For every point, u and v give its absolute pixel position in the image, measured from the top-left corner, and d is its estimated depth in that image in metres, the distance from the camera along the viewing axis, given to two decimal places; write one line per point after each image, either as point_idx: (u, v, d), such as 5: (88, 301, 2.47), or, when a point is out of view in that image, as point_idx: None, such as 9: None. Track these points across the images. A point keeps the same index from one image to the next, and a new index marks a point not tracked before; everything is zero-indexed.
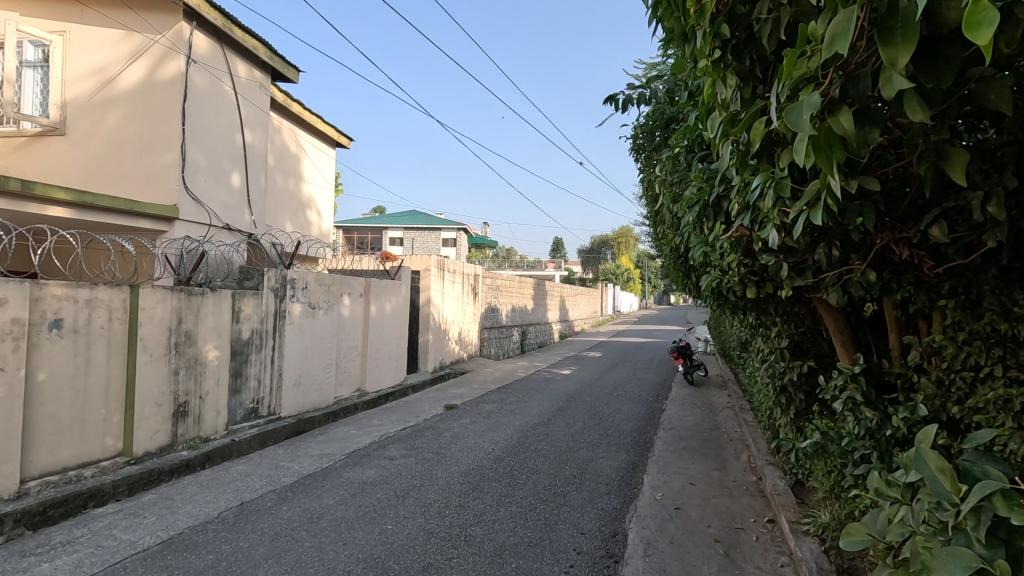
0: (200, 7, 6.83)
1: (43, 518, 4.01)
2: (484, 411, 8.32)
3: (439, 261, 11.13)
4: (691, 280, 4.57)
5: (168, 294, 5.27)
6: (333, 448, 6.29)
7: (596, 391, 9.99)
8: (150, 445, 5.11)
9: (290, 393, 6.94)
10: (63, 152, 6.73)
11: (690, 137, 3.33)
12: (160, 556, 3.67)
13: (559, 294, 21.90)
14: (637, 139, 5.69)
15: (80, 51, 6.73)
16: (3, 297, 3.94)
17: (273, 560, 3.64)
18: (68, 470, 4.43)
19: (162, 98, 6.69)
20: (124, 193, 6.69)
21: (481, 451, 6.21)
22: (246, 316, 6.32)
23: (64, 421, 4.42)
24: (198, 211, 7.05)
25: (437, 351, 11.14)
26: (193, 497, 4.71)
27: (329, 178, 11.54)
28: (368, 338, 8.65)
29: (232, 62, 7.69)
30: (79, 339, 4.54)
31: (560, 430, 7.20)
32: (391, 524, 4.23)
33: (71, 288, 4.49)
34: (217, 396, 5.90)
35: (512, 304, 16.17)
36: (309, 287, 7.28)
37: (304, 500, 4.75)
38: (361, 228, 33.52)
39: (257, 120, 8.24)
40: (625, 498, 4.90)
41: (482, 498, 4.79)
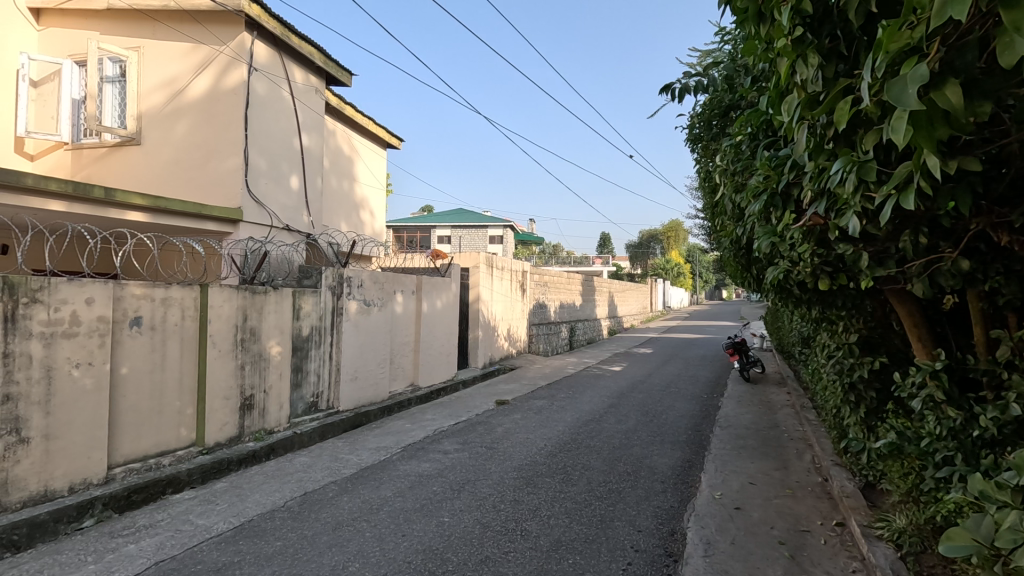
0: (260, 17, 7.12)
1: (128, 502, 4.30)
2: (535, 407, 8.33)
3: (488, 258, 11.16)
4: (752, 273, 4.40)
5: (234, 293, 5.54)
6: (389, 442, 6.45)
7: (649, 387, 9.82)
8: (220, 436, 5.39)
9: (347, 387, 7.17)
10: (140, 160, 7.18)
11: (755, 123, 3.21)
12: (233, 541, 3.87)
13: (607, 290, 21.64)
14: (694, 129, 5.51)
15: (154, 64, 7.17)
16: (90, 296, 4.24)
17: (336, 548, 3.77)
18: (148, 457, 4.74)
19: (226, 105, 7.02)
20: (194, 196, 7.06)
21: (533, 447, 6.22)
22: (306, 313, 6.56)
23: (144, 412, 4.73)
24: (260, 213, 7.36)
25: (486, 346, 11.24)
26: (260, 486, 4.94)
27: (381, 178, 11.80)
28: (420, 334, 8.82)
29: (290, 69, 7.98)
30: (156, 335, 4.82)
31: (612, 426, 7.13)
32: (447, 517, 4.30)
33: (148, 287, 4.76)
34: (280, 390, 6.16)
35: (561, 301, 16.10)
36: (364, 284, 7.49)
37: (363, 491, 4.89)
38: (410, 228, 34.16)
39: (314, 124, 8.52)
40: (683, 497, 4.80)
41: (536, 494, 4.80)
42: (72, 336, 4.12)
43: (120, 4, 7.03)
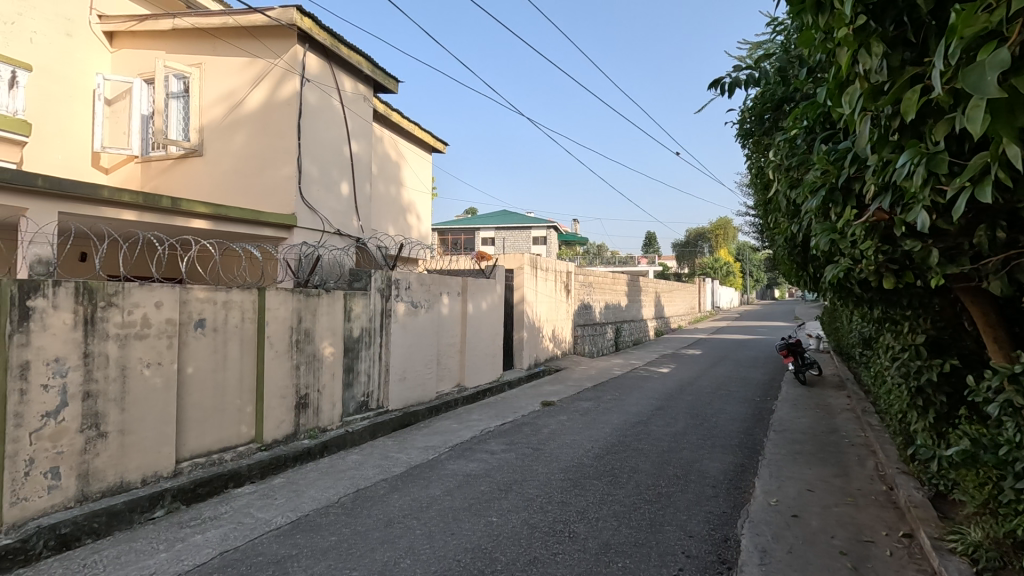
0: (311, 30, 7.38)
1: (194, 494, 4.54)
2: (581, 409, 8.28)
3: (532, 259, 11.17)
4: (809, 272, 4.23)
5: (289, 296, 5.76)
6: (437, 441, 6.56)
7: (698, 390, 9.58)
8: (277, 433, 5.62)
9: (396, 387, 7.33)
10: (202, 171, 7.57)
11: (811, 116, 3.10)
12: (290, 535, 4.03)
13: (653, 290, 21.26)
14: (744, 124, 5.36)
15: (214, 80, 7.56)
16: (159, 300, 4.51)
17: (388, 544, 3.86)
18: (212, 453, 4.99)
19: (281, 116, 7.32)
20: (252, 204, 7.39)
21: (580, 449, 6.18)
22: (356, 315, 6.76)
23: (209, 409, 4.98)
24: (313, 218, 7.63)
25: (531, 348, 11.26)
26: (315, 482, 5.12)
27: (426, 182, 12.00)
28: (465, 335, 8.93)
29: (340, 78, 8.24)
30: (218, 336, 5.08)
31: (660, 428, 7.00)
32: (495, 517, 4.33)
33: (211, 291, 5.01)
34: (332, 389, 6.36)
35: (606, 301, 15.93)
36: (412, 286, 7.64)
37: (412, 489, 4.99)
38: (454, 231, 34.59)
39: (362, 131, 8.77)
40: (736, 502, 4.66)
41: (583, 495, 4.78)
42: (144, 337, 4.38)
43: (183, 24, 7.45)
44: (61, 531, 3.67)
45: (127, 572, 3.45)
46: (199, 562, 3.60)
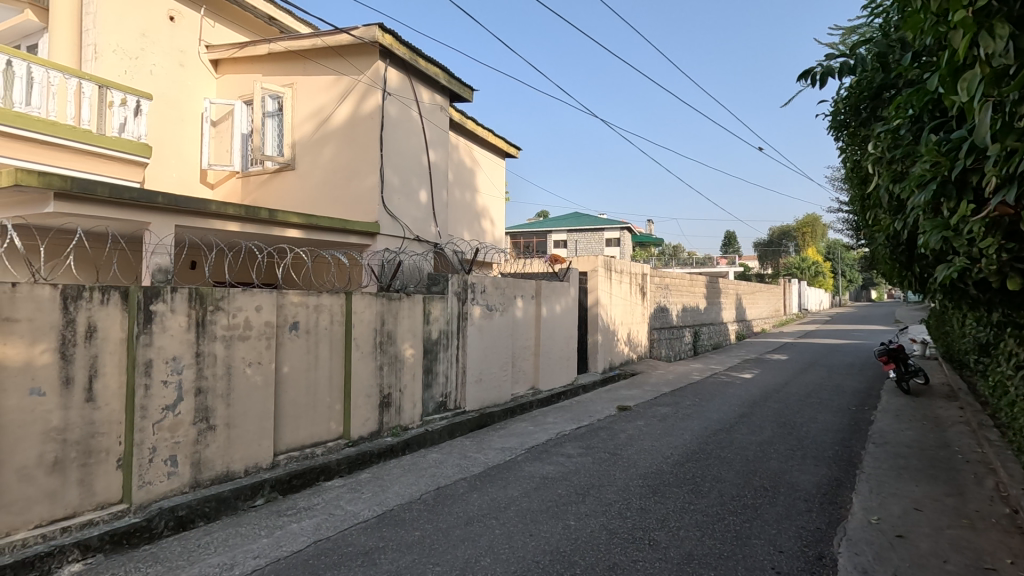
0: (392, 45, 7.72)
1: (289, 485, 4.88)
2: (659, 414, 8.07)
3: (606, 261, 11.02)
4: (914, 272, 3.91)
5: (373, 300, 6.06)
6: (514, 443, 6.64)
7: (785, 397, 9.05)
8: (363, 430, 5.92)
9: (473, 388, 7.49)
10: (294, 183, 8.11)
11: (917, 103, 2.89)
12: (378, 528, 4.23)
13: (734, 291, 20.35)
14: (838, 115, 5.04)
15: (304, 98, 8.09)
16: (260, 304, 4.89)
17: (469, 542, 3.96)
18: (305, 447, 5.35)
19: (365, 129, 7.72)
20: (339, 213, 7.84)
21: (659, 455, 6.04)
22: (435, 317, 6.99)
23: (302, 406, 5.34)
24: (394, 226, 7.98)
25: (606, 351, 11.11)
26: (399, 478, 5.34)
27: (500, 187, 12.19)
28: (540, 338, 8.98)
29: (418, 90, 8.56)
30: (311, 338, 5.43)
31: (745, 437, 6.70)
32: (573, 521, 4.32)
33: (304, 296, 5.37)
34: (413, 389, 6.61)
35: (683, 303, 15.44)
36: (487, 289, 7.78)
37: (491, 489, 5.09)
38: (527, 234, 34.82)
39: (439, 140, 9.07)
40: (831, 518, 4.36)
41: (663, 503, 4.66)
42: (247, 338, 4.77)
43: (278, 48, 8.03)
44: (179, 513, 4.06)
45: (235, 554, 3.77)
46: (297, 549, 3.86)
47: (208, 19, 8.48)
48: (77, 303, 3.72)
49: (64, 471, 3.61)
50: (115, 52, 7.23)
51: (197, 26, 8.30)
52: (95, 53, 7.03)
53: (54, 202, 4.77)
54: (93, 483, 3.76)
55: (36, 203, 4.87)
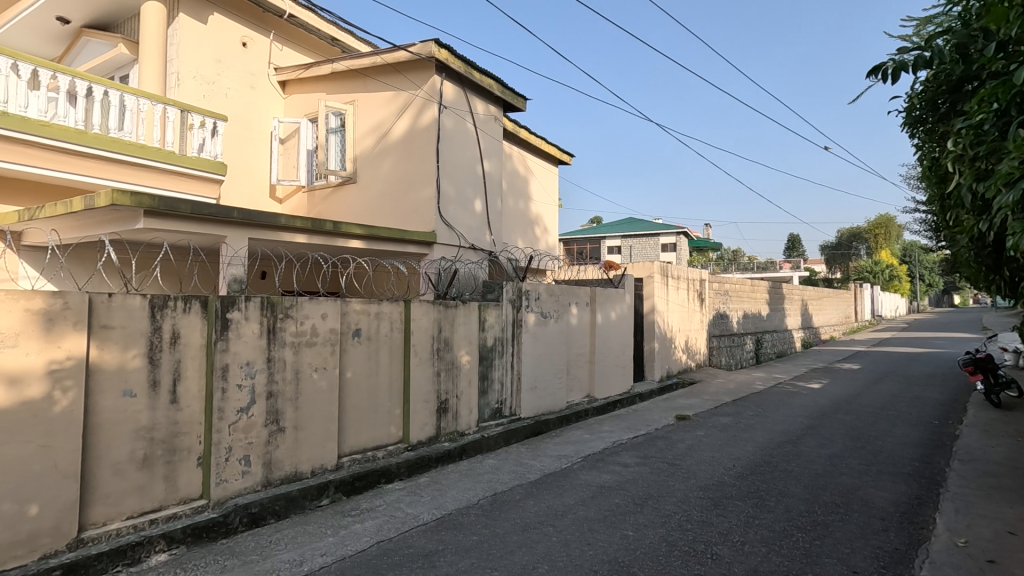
0: (447, 59, 7.93)
1: (352, 487, 5.06)
2: (720, 424, 7.82)
3: (662, 267, 10.80)
4: (1004, 276, 3.65)
5: (431, 307, 6.21)
6: (569, 451, 6.62)
7: (857, 409, 8.56)
8: (422, 435, 6.07)
9: (528, 395, 7.53)
10: (355, 196, 8.44)
11: (1002, 97, 2.71)
12: (436, 531, 4.33)
13: (799, 297, 19.44)
14: (913, 111, 4.76)
15: (365, 114, 8.43)
16: (325, 312, 5.12)
17: (526, 548, 3.99)
18: (367, 450, 5.54)
19: (422, 141, 7.96)
20: (398, 224, 8.10)
21: (720, 466, 5.85)
22: (490, 325, 7.08)
23: (364, 411, 5.54)
24: (450, 235, 8.16)
25: (663, 359, 10.88)
26: (456, 483, 5.44)
27: (553, 194, 12.23)
28: (595, 345, 8.91)
29: (473, 101, 8.74)
30: (372, 344, 5.63)
31: (813, 450, 6.38)
32: (631, 531, 4.26)
33: (366, 304, 5.58)
34: (470, 396, 6.72)
35: (744, 310, 14.90)
36: (542, 297, 7.80)
37: (547, 497, 5.09)
38: (580, 241, 34.65)
39: (494, 150, 9.21)
40: (910, 539, 4.09)
41: (726, 517, 4.51)
42: (313, 344, 5.01)
43: (340, 67, 8.42)
44: (252, 510, 4.29)
45: (304, 551, 3.95)
46: (360, 548, 4.01)
47: (276, 43, 9.00)
48: (163, 312, 4.02)
49: (151, 467, 3.91)
50: (195, 78, 7.81)
51: (267, 50, 8.82)
52: (178, 80, 7.62)
53: (143, 219, 5.19)
54: (177, 479, 4.05)
55: (127, 220, 5.30)
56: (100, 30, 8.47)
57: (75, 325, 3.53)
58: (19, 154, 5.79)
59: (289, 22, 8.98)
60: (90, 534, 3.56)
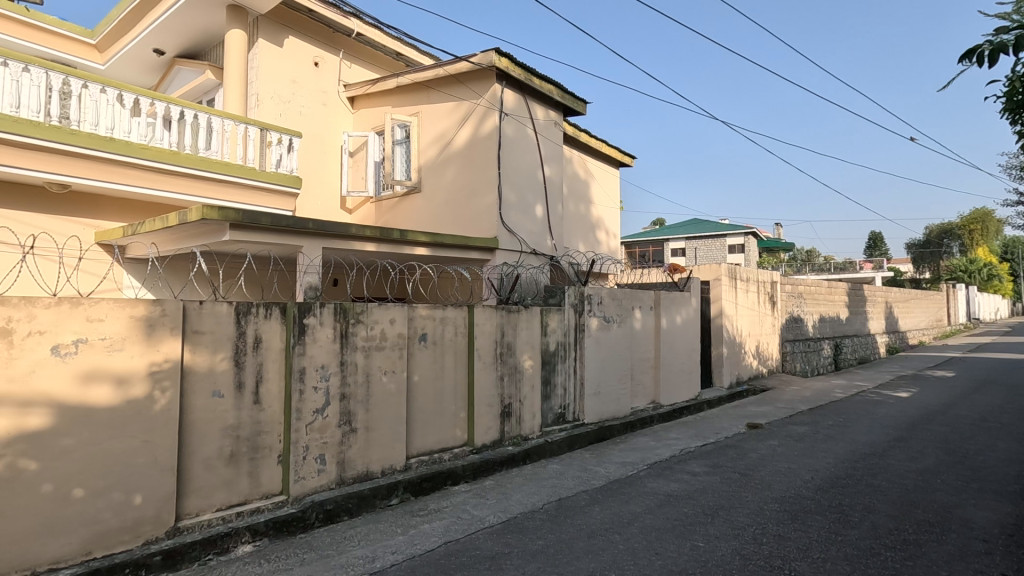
0: (508, 67, 8.04)
1: (420, 488, 5.20)
2: (796, 434, 7.42)
3: (730, 269, 10.40)
4: None
5: (494, 312, 6.29)
6: (635, 457, 6.50)
7: (952, 420, 7.88)
8: (486, 438, 6.15)
9: (592, 401, 7.45)
10: (420, 204, 8.70)
11: None
12: (502, 534, 4.37)
13: (884, 299, 18.14)
14: (1015, 96, 4.36)
15: (429, 124, 8.69)
16: (393, 317, 5.30)
17: (593, 555, 3.95)
18: (434, 452, 5.68)
19: (483, 149, 8.11)
20: (461, 230, 8.27)
21: (797, 478, 5.56)
22: (552, 329, 7.09)
23: (430, 413, 5.69)
24: (512, 240, 8.24)
25: (732, 365, 10.47)
26: (520, 487, 5.47)
27: (614, 197, 12.09)
28: (660, 351, 8.71)
29: (533, 107, 8.81)
30: (437, 348, 5.78)
31: (902, 463, 5.94)
32: (702, 542, 4.13)
33: (432, 309, 5.73)
34: (533, 400, 6.75)
35: (821, 313, 14.09)
36: (604, 301, 7.72)
37: (613, 504, 5.02)
38: (642, 244, 33.96)
39: (554, 155, 9.23)
40: (1017, 564, 3.73)
41: (805, 532, 4.28)
42: (382, 348, 5.20)
43: (404, 80, 8.73)
44: (327, 507, 4.50)
45: (376, 548, 4.10)
46: (429, 548, 4.11)
47: (345, 61, 9.44)
48: (247, 318, 4.30)
49: (237, 463, 4.19)
50: (273, 98, 8.34)
51: (337, 69, 9.28)
52: (257, 101, 8.16)
53: (230, 232, 5.60)
54: (260, 475, 4.32)
55: (215, 233, 5.73)
56: (190, 58, 9.21)
57: (172, 330, 3.84)
58: (123, 176, 6.37)
59: (357, 41, 9.41)
60: (185, 523, 3.86)
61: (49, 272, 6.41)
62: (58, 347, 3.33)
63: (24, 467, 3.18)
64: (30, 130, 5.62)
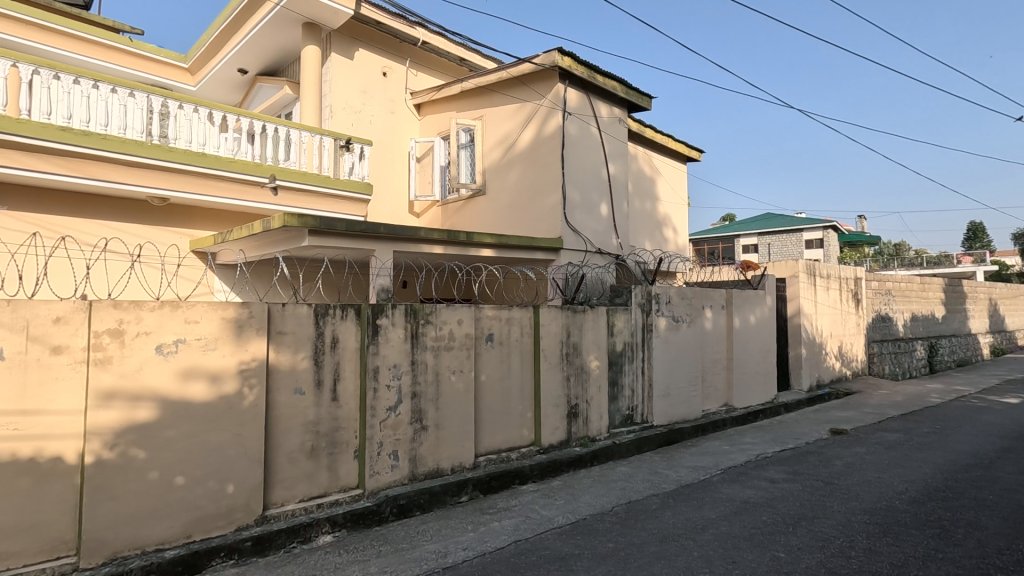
0: (570, 67, 8.00)
1: (489, 486, 5.27)
2: (886, 441, 6.91)
3: (809, 265, 9.83)
4: None
5: (559, 313, 6.28)
6: (708, 462, 6.28)
7: None
8: (553, 439, 6.15)
9: (661, 403, 7.27)
10: (485, 207, 8.82)
11: None
12: (572, 535, 4.36)
13: (986, 296, 16.55)
14: None
15: (492, 127, 8.79)
16: (461, 318, 5.41)
17: (666, 560, 3.86)
18: (501, 451, 5.75)
19: (547, 149, 8.12)
20: (525, 231, 8.32)
21: (889, 489, 5.17)
22: (618, 329, 7.00)
23: (498, 413, 5.76)
24: (577, 240, 8.20)
25: (812, 367, 9.89)
26: (589, 488, 5.42)
27: (681, 193, 11.76)
28: (732, 352, 8.37)
29: (597, 105, 8.71)
30: (504, 348, 5.84)
31: (1012, 476, 5.39)
32: (783, 553, 3.93)
33: (498, 310, 5.80)
34: (600, 401, 6.68)
35: (913, 312, 13.04)
36: (672, 300, 7.51)
37: (685, 509, 4.87)
38: (711, 240, 32.75)
39: (619, 152, 9.10)
40: None
41: (900, 547, 3.97)
42: (451, 348, 5.32)
43: (468, 85, 8.88)
44: (400, 502, 4.65)
45: (448, 543, 4.20)
46: (499, 546, 4.17)
47: (412, 69, 9.73)
48: (325, 319, 4.53)
49: (318, 457, 4.42)
50: (345, 109, 8.72)
51: (404, 77, 9.58)
52: (331, 112, 8.57)
53: (308, 237, 5.87)
54: (338, 469, 4.54)
55: (295, 239, 6.04)
56: (270, 76, 9.80)
57: (258, 331, 4.10)
58: (214, 188, 6.87)
59: (422, 49, 9.67)
60: (272, 512, 4.11)
61: (153, 278, 7.06)
62: (161, 347, 3.65)
63: (133, 456, 3.50)
64: (135, 150, 6.16)
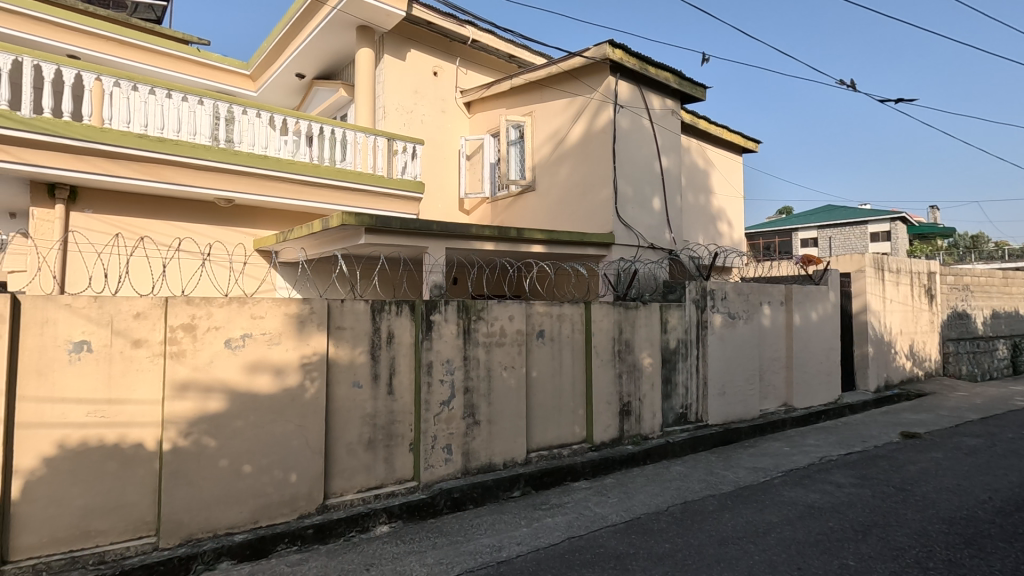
0: (622, 59, 7.85)
1: (541, 481, 5.27)
2: (965, 447, 6.46)
3: (877, 258, 9.29)
4: None
5: (611, 309, 6.20)
6: (767, 463, 6.06)
7: None
8: (605, 436, 6.08)
9: (717, 402, 7.06)
10: (534, 203, 8.81)
11: None
12: (626, 533, 4.30)
13: None
14: None
15: (542, 123, 8.76)
16: (513, 314, 5.41)
17: (726, 563, 3.74)
18: (553, 447, 5.73)
19: (598, 144, 8.03)
20: (575, 227, 8.27)
21: (970, 498, 4.83)
22: (672, 326, 6.86)
23: (550, 409, 5.75)
24: (629, 235, 8.07)
25: (880, 366, 9.37)
26: (643, 487, 5.33)
27: (736, 185, 11.38)
28: (793, 349, 8.04)
29: (649, 97, 8.53)
30: (555, 345, 5.81)
31: None
32: (853, 561, 3.75)
33: (549, 306, 5.77)
34: (653, 399, 6.55)
35: (993, 308, 12.13)
36: (729, 296, 7.26)
37: (745, 511, 4.71)
38: (766, 234, 31.53)
39: (671, 145, 8.89)
40: None
41: (985, 560, 3.70)
42: (503, 344, 5.34)
43: (518, 82, 8.87)
44: (454, 495, 4.71)
45: (502, 537, 4.22)
46: (553, 542, 4.15)
47: (462, 68, 9.81)
48: (382, 315, 4.63)
49: (375, 449, 4.53)
50: (397, 109, 8.89)
51: (454, 76, 9.67)
52: (384, 113, 8.75)
53: (364, 235, 6.03)
54: (394, 462, 4.64)
55: (352, 237, 6.20)
56: (325, 79, 10.10)
57: (318, 327, 4.24)
58: (275, 189, 7.16)
59: (472, 47, 9.74)
60: (332, 502, 4.26)
61: (221, 276, 7.44)
62: (229, 341, 3.83)
63: (206, 444, 3.68)
64: (204, 154, 6.49)
